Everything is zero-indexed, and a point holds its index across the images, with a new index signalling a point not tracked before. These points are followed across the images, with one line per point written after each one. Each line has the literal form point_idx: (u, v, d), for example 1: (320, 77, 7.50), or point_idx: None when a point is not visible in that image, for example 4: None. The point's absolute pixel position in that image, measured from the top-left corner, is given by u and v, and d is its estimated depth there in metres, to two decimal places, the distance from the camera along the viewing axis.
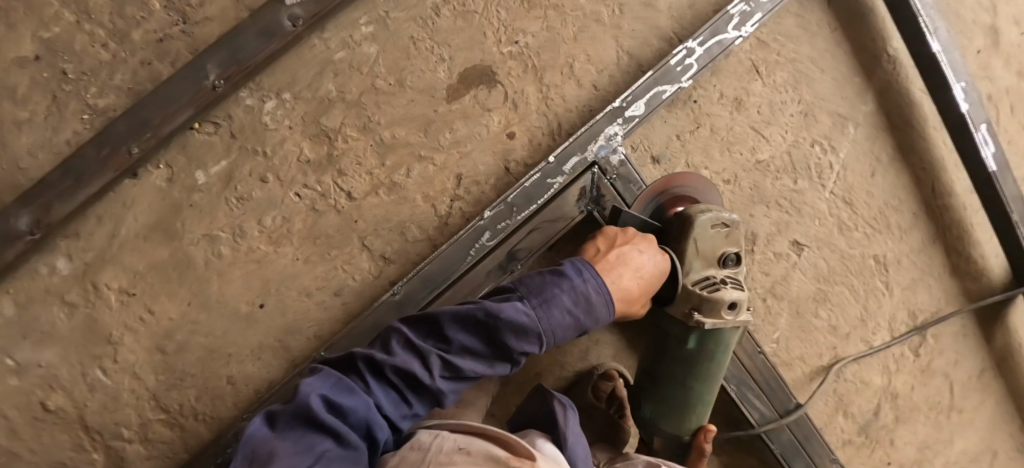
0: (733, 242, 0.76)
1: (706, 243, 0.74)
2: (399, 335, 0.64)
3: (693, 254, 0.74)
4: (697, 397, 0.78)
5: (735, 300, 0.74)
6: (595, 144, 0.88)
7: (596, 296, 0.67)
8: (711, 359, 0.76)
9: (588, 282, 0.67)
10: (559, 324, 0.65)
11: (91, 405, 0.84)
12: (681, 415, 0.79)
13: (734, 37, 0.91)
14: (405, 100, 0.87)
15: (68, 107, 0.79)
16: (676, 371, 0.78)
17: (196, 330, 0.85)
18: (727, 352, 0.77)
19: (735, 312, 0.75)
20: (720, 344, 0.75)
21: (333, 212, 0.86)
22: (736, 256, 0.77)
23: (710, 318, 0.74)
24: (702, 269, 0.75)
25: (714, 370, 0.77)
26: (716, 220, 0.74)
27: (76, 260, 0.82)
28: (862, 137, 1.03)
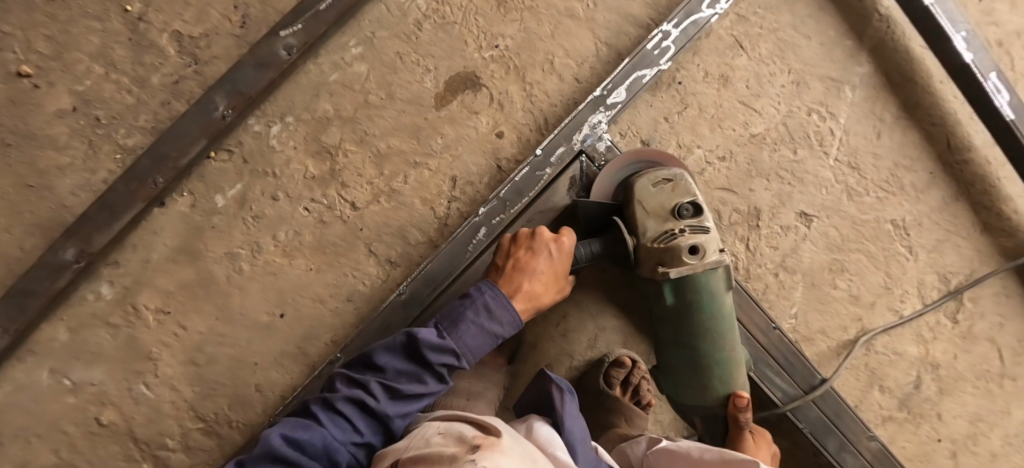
0: (683, 193, 0.79)
1: (653, 201, 0.79)
2: (342, 376, 0.73)
3: (642, 214, 0.79)
4: (707, 358, 0.82)
5: (697, 245, 0.77)
6: (580, 133, 0.91)
7: (494, 303, 0.77)
8: (702, 312, 0.80)
9: (485, 293, 0.77)
10: (469, 336, 0.74)
11: (138, 418, 0.92)
12: (703, 379, 0.84)
13: (710, 15, 0.93)
14: (395, 112, 0.93)
15: (102, 149, 0.88)
16: (674, 339, 0.84)
17: (222, 342, 0.92)
18: (714, 296, 0.80)
19: (704, 258, 0.77)
20: (699, 291, 0.79)
21: (339, 222, 0.93)
22: (692, 205, 0.79)
23: (676, 266, 0.77)
24: (657, 223, 0.78)
25: (712, 322, 0.81)
26: (654, 179, 0.80)
27: (116, 286, 0.90)
28: (861, 99, 1.02)
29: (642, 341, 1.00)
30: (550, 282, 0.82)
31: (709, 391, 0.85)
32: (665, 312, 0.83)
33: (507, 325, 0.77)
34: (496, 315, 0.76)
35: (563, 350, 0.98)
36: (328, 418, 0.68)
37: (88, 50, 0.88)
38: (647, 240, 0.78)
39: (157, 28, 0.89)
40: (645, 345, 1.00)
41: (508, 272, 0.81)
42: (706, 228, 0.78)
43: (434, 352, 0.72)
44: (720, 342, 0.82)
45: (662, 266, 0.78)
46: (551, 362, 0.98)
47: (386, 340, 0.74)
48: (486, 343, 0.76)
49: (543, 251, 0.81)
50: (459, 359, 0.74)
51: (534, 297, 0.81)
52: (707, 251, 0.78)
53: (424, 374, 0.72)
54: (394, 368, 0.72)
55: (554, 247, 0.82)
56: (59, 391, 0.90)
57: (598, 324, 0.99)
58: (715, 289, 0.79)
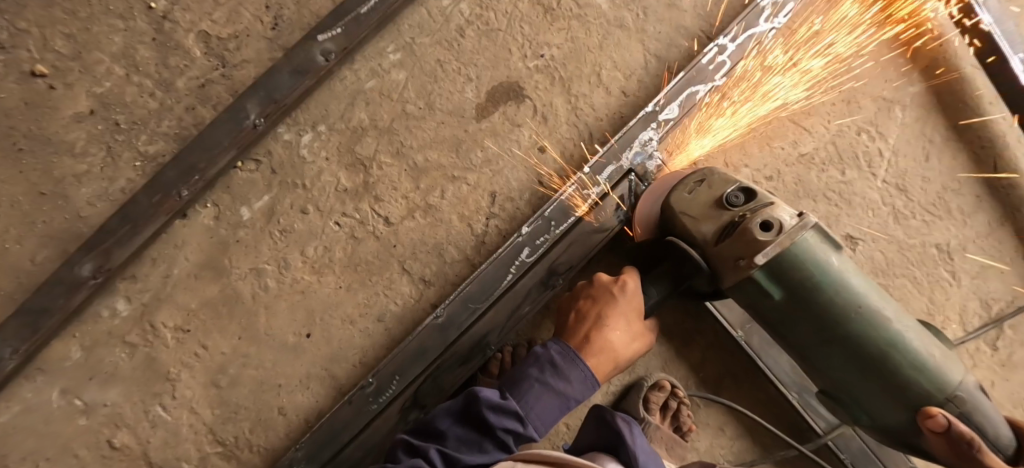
0: (721, 187, 0.76)
1: (695, 205, 0.76)
2: (401, 443, 0.71)
3: (690, 221, 0.75)
4: (871, 352, 0.68)
5: (768, 219, 0.69)
6: (630, 151, 0.86)
7: (558, 358, 0.74)
8: (823, 288, 0.68)
9: (548, 348, 0.75)
10: (535, 398, 0.72)
11: (153, 442, 0.86)
12: (899, 376, 0.68)
13: (767, 29, 0.89)
14: (435, 123, 0.88)
15: (122, 157, 0.83)
16: (814, 347, 0.71)
17: (247, 363, 0.87)
18: (826, 263, 0.68)
19: (783, 230, 0.68)
20: (808, 266, 0.68)
21: (371, 238, 0.88)
22: (738, 192, 0.74)
23: (760, 251, 0.68)
24: (711, 222, 0.74)
25: (843, 296, 0.68)
26: (687, 188, 0.78)
27: (135, 302, 0.85)
28: (912, 120, 0.98)
29: (684, 367, 0.95)
30: (624, 327, 0.78)
31: (912, 383, 0.68)
32: (798, 323, 0.70)
33: (574, 384, 0.74)
34: (562, 372, 0.73)
35: None
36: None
37: (111, 51, 0.83)
38: (711, 242, 0.73)
39: (184, 29, 0.85)
40: (688, 371, 0.95)
41: (576, 321, 0.80)
42: (771, 201, 0.71)
43: (498, 414, 0.70)
44: (864, 319, 0.68)
45: (744, 258, 0.69)
46: None
47: (448, 405, 0.72)
48: (555, 408, 0.72)
49: (606, 295, 0.79)
50: (524, 423, 0.70)
51: (612, 345, 0.77)
52: (781, 219, 0.69)
53: (486, 441, 0.69)
54: (456, 434, 0.69)
55: (618, 292, 0.79)
56: (70, 412, 0.85)
57: None
58: (820, 251, 0.69)
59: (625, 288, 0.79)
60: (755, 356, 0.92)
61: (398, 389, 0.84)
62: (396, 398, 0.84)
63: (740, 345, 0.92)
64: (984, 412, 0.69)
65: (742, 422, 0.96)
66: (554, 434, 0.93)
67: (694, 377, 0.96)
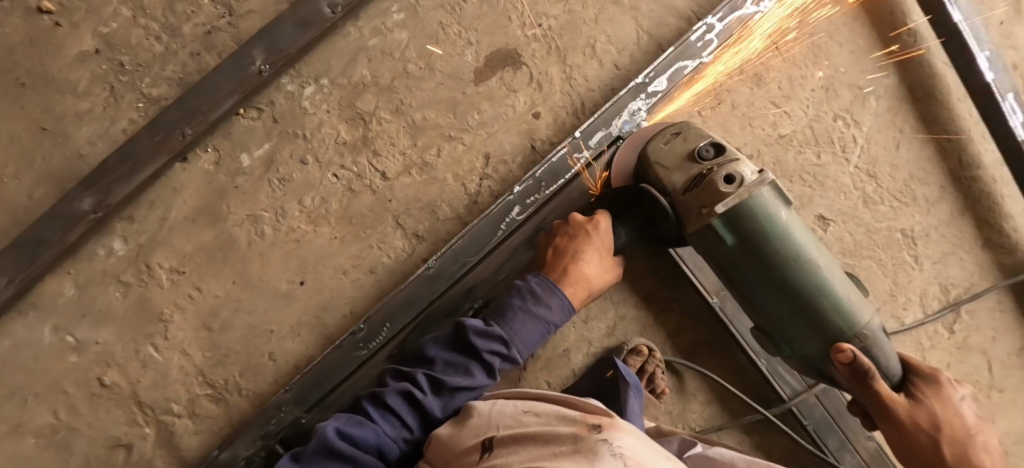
0: (695, 139, 0.79)
1: (670, 158, 0.79)
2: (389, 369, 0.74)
3: (664, 171, 0.78)
4: (806, 296, 0.74)
5: (732, 174, 0.73)
6: (619, 119, 0.90)
7: (540, 288, 0.78)
8: (769, 235, 0.73)
9: (530, 280, 0.79)
10: (518, 323, 0.76)
11: (143, 381, 0.88)
12: (827, 320, 0.75)
13: (753, 12, 0.93)
14: (433, 84, 0.91)
15: (125, 98, 0.85)
16: (749, 282, 0.76)
17: (240, 308, 0.89)
18: (775, 215, 0.73)
19: (744, 183, 0.73)
20: (757, 216, 0.72)
21: (367, 192, 0.90)
22: (710, 145, 0.78)
23: (721, 201, 0.72)
24: (682, 173, 0.77)
25: (785, 245, 0.73)
26: (664, 139, 0.80)
27: (131, 242, 0.87)
28: (885, 109, 1.04)
29: (662, 333, 1.00)
30: (600, 263, 0.83)
31: (840, 328, 0.75)
32: (742, 265, 0.75)
33: (554, 311, 0.78)
34: (542, 302, 0.78)
35: (583, 337, 0.98)
36: (377, 413, 0.69)
37: None
38: (679, 192, 0.77)
39: None
40: (665, 337, 1.00)
41: (552, 259, 0.83)
42: (737, 157, 0.76)
43: (483, 339, 0.74)
44: (802, 265, 0.74)
45: (707, 207, 0.74)
46: (570, 349, 0.97)
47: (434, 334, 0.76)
48: (537, 331, 0.77)
49: (587, 233, 0.83)
50: (507, 348, 0.75)
51: (590, 277, 0.82)
52: (743, 174, 0.73)
53: (472, 364, 0.73)
54: (441, 360, 0.74)
55: (597, 229, 0.83)
56: (62, 348, 0.86)
57: (619, 313, 0.99)
58: (770, 204, 0.73)
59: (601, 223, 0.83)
60: (729, 323, 0.97)
61: (388, 335, 0.87)
62: (386, 344, 0.87)
63: (715, 311, 0.96)
64: (885, 350, 0.77)
65: (713, 387, 1.01)
66: (535, 391, 0.96)
67: (670, 343, 1.00)
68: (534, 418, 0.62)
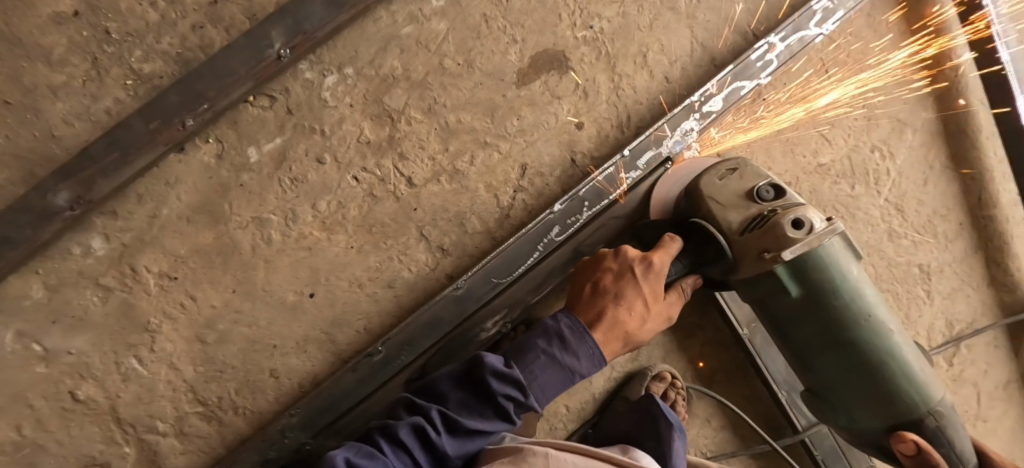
0: (752, 179, 0.76)
1: (726, 193, 0.76)
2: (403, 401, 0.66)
3: (719, 207, 0.74)
4: (869, 358, 0.72)
5: (800, 219, 0.70)
6: (670, 139, 0.85)
7: (568, 331, 0.67)
8: (839, 290, 0.71)
9: (559, 320, 0.68)
10: (539, 367, 0.65)
11: (124, 396, 0.78)
12: (890, 386, 0.73)
13: (815, 34, 0.89)
14: (472, 83, 0.82)
15: (110, 72, 0.72)
16: (809, 340, 0.73)
17: (239, 320, 0.80)
18: (844, 268, 0.71)
19: (813, 231, 0.70)
20: (826, 268, 0.70)
21: (390, 199, 0.81)
22: (770, 187, 0.75)
23: (788, 247, 0.69)
24: (740, 212, 0.74)
25: (855, 302, 0.71)
26: (719, 174, 0.77)
27: (113, 241, 0.75)
28: (919, 143, 1.03)
29: (683, 359, 0.98)
30: (641, 306, 0.71)
31: (904, 394, 0.73)
32: (808, 324, 0.72)
33: (582, 360, 0.67)
34: (571, 347, 0.67)
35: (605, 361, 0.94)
36: (388, 447, 0.61)
37: None
38: (735, 231, 0.73)
39: None
40: (685, 363, 0.98)
41: (591, 298, 0.71)
42: (800, 203, 0.73)
43: (498, 381, 0.64)
44: (868, 324, 0.71)
45: (771, 250, 0.69)
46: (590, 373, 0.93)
47: (450, 368, 0.67)
48: (560, 380, 0.66)
49: (630, 271, 0.71)
50: (526, 395, 0.65)
51: (626, 325, 0.70)
52: (811, 221, 0.70)
53: (487, 407, 0.64)
54: (456, 398, 0.65)
55: (643, 270, 0.71)
56: (27, 358, 0.74)
57: None
58: (838, 256, 0.71)
59: (648, 261, 0.72)
60: (756, 354, 0.96)
61: (407, 360, 0.80)
62: (404, 368, 0.81)
63: (743, 342, 0.95)
64: (950, 421, 0.75)
65: (727, 414, 1.00)
66: (553, 415, 0.92)
67: (690, 369, 0.98)
68: None
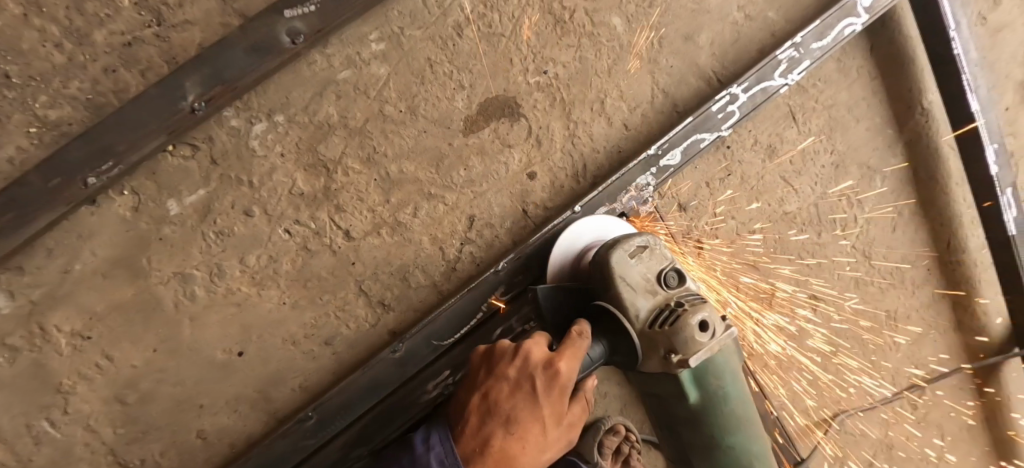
0: (660, 260, 0.70)
1: (635, 276, 0.68)
2: None
3: (626, 292, 0.68)
4: (748, 461, 0.73)
5: (706, 319, 0.66)
6: (625, 194, 0.80)
7: (438, 465, 0.59)
8: (728, 396, 0.69)
9: (432, 449, 0.61)
10: None
11: (37, 460, 0.73)
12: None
13: (780, 85, 0.84)
14: (415, 131, 0.77)
15: (12, 120, 0.66)
16: (698, 441, 0.72)
17: (162, 379, 0.76)
18: (736, 377, 0.69)
19: (716, 333, 0.67)
20: (722, 375, 0.68)
21: (327, 252, 0.77)
22: (675, 271, 0.70)
23: (693, 353, 0.65)
24: (647, 302, 0.68)
25: (739, 407, 0.70)
26: (629, 250, 0.69)
27: (21, 298, 0.70)
28: (888, 190, 1.01)
29: (639, 409, 0.95)
30: (534, 431, 0.63)
31: None
32: (699, 428, 0.71)
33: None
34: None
35: None
36: None
37: None
38: (642, 323, 0.67)
39: None
40: (642, 414, 0.95)
41: (478, 420, 0.63)
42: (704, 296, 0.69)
43: None
44: (749, 428, 0.72)
45: (678, 353, 0.65)
46: None
47: None
48: None
49: (527, 386, 0.64)
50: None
51: (511, 456, 0.61)
52: (716, 321, 0.67)
53: None
54: None
55: (543, 385, 0.64)
56: None
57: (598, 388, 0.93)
58: (734, 364, 0.69)
59: (548, 374, 0.64)
60: None
61: (342, 425, 0.76)
62: (342, 432, 0.76)
63: None
64: None
65: None
66: None
67: (648, 419, 0.96)
68: None
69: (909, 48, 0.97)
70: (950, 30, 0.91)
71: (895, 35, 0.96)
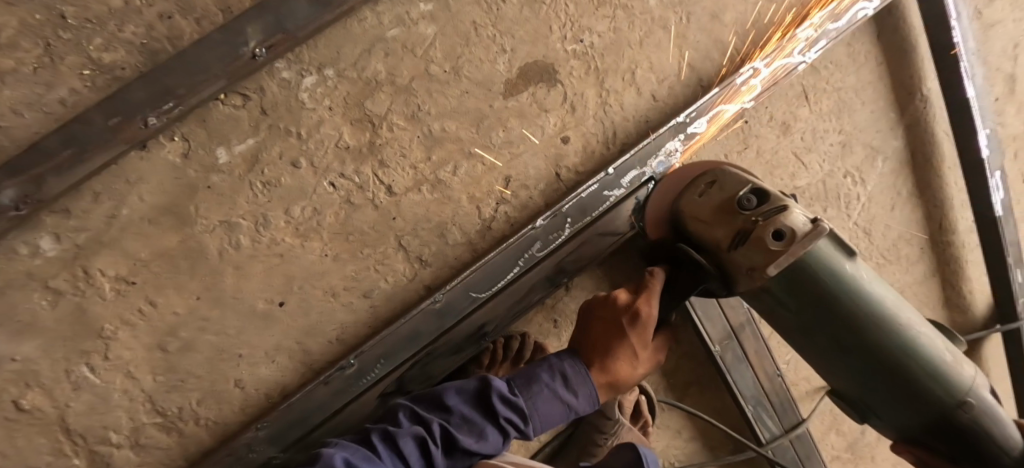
0: (732, 186, 0.67)
1: (705, 209, 0.68)
2: (405, 407, 0.67)
3: (702, 226, 0.68)
4: (900, 362, 0.62)
5: (782, 227, 0.61)
6: (655, 158, 0.84)
7: (573, 372, 0.69)
8: (848, 297, 0.62)
9: (565, 358, 0.70)
10: (541, 401, 0.67)
11: (74, 406, 0.73)
12: (925, 381, 0.63)
13: (799, 62, 0.90)
14: (459, 91, 0.79)
15: (65, 60, 0.66)
16: (817, 345, 0.64)
17: (204, 328, 0.76)
18: (845, 268, 0.62)
19: (798, 238, 0.60)
20: (824, 276, 0.61)
21: (369, 207, 0.78)
22: (750, 191, 0.65)
23: (774, 261, 0.61)
24: (725, 226, 0.65)
25: (864, 304, 0.62)
26: (696, 190, 0.70)
27: (66, 242, 0.70)
28: (888, 171, 1.07)
29: (655, 373, 1.00)
30: (628, 354, 0.70)
31: (940, 393, 0.63)
32: (815, 332, 0.63)
33: (581, 399, 0.68)
34: (572, 384, 0.68)
35: None
36: (386, 453, 0.62)
37: None
38: (723, 248, 0.65)
39: None
40: (657, 376, 1.00)
41: (583, 351, 0.72)
42: (785, 203, 0.63)
43: (502, 406, 0.66)
44: (896, 326, 0.62)
45: (757, 269, 0.62)
46: None
47: (460, 384, 0.68)
48: (558, 416, 0.68)
49: (618, 321, 0.70)
50: (524, 424, 0.67)
51: (615, 377, 0.70)
52: (795, 226, 0.61)
53: (487, 427, 0.66)
54: (461, 414, 0.66)
55: (631, 321, 0.70)
56: None
57: None
58: (832, 255, 0.62)
59: (633, 311, 0.70)
60: (726, 370, 0.96)
61: (382, 373, 0.77)
62: (379, 381, 0.78)
63: (715, 358, 0.95)
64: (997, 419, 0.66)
65: (696, 425, 1.04)
66: None
67: (664, 382, 1.01)
68: None
69: (910, 38, 1.04)
70: (952, 19, 0.98)
71: (899, 24, 1.03)
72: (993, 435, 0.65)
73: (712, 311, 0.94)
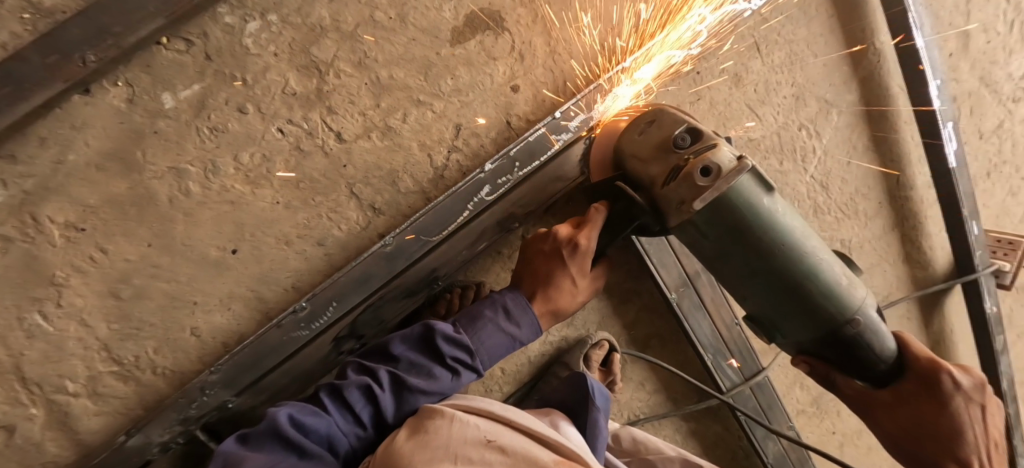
0: (671, 125, 0.67)
1: (644, 147, 0.68)
2: (353, 362, 0.70)
3: (642, 164, 0.68)
4: (800, 285, 0.65)
5: (709, 163, 0.61)
6: (602, 103, 0.85)
7: (514, 305, 0.74)
8: (759, 226, 0.63)
9: (505, 294, 0.75)
10: (486, 337, 0.72)
11: (29, 355, 0.74)
12: (818, 303, 0.66)
13: (744, 9, 0.93)
14: (405, 39, 0.81)
15: (5, 4, 0.66)
16: (721, 269, 0.67)
17: (157, 275, 0.76)
18: (760, 202, 0.62)
19: (722, 174, 0.61)
20: (741, 208, 0.62)
21: (319, 154, 0.79)
22: (687, 131, 0.65)
23: (700, 196, 0.61)
24: (661, 165, 0.66)
25: (773, 235, 0.63)
26: (639, 129, 0.70)
27: (12, 188, 0.70)
28: (843, 124, 1.09)
29: (616, 325, 1.01)
30: (569, 285, 0.75)
31: (831, 313, 0.67)
32: (723, 257, 0.65)
33: (524, 329, 0.74)
34: (514, 316, 0.73)
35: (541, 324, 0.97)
36: (333, 405, 0.66)
37: None
38: (659, 184, 0.66)
39: None
40: (618, 329, 1.01)
41: (529, 283, 0.76)
42: (715, 141, 0.63)
43: (449, 345, 0.70)
44: (801, 252, 0.64)
45: (686, 203, 0.62)
46: None
47: (404, 332, 0.72)
48: (504, 347, 0.74)
49: (559, 255, 0.75)
50: (472, 359, 0.72)
51: (558, 305, 0.75)
52: (721, 162, 0.61)
53: (435, 366, 0.70)
54: (407, 359, 0.70)
55: (569, 253, 0.74)
56: None
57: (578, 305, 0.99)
58: (751, 190, 0.62)
59: (569, 245, 0.74)
60: (683, 318, 0.97)
61: (334, 316, 0.78)
62: (332, 325, 0.79)
63: (671, 306, 0.96)
64: (878, 336, 0.71)
65: (658, 378, 1.05)
66: (489, 378, 0.97)
67: (625, 335, 1.02)
68: (500, 454, 0.57)
69: None
70: None
71: None
72: (873, 348, 0.71)
73: (667, 258, 0.95)
